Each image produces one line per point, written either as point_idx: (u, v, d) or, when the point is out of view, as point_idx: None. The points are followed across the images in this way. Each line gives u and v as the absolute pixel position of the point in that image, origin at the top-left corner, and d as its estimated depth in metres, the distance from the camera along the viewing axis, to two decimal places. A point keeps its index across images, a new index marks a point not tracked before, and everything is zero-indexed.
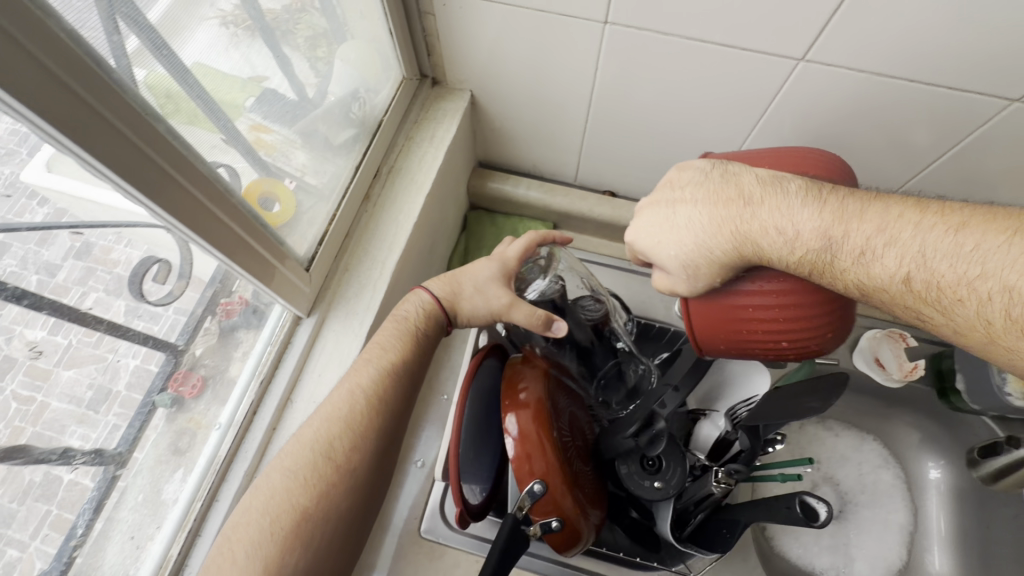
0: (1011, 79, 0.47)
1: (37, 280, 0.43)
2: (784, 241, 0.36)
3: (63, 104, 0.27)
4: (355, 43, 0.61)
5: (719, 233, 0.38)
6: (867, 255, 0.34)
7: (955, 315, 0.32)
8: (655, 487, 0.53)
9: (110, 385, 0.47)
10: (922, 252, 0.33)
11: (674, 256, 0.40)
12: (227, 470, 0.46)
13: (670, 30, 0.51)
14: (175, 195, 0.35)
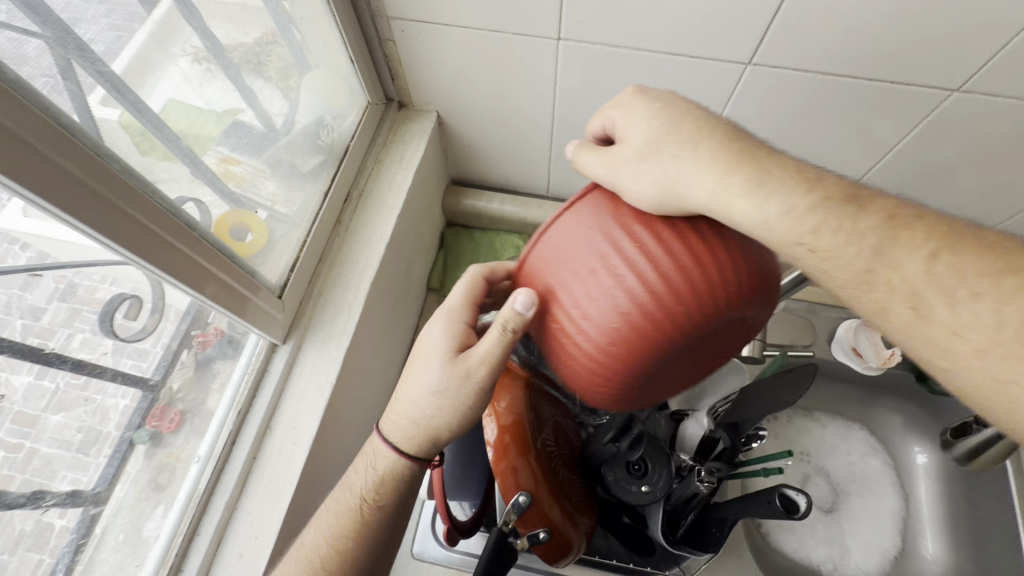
0: (948, 69, 0.49)
1: (22, 325, 0.40)
2: (786, 192, 0.32)
3: (11, 154, 0.27)
4: (319, 72, 0.62)
5: (719, 174, 0.32)
6: (892, 253, 0.30)
7: (966, 350, 0.28)
8: (643, 491, 0.53)
9: (100, 427, 0.46)
10: (970, 282, 0.28)
11: (619, 160, 0.35)
12: (207, 503, 0.46)
13: (620, 43, 0.53)
14: (138, 233, 0.36)
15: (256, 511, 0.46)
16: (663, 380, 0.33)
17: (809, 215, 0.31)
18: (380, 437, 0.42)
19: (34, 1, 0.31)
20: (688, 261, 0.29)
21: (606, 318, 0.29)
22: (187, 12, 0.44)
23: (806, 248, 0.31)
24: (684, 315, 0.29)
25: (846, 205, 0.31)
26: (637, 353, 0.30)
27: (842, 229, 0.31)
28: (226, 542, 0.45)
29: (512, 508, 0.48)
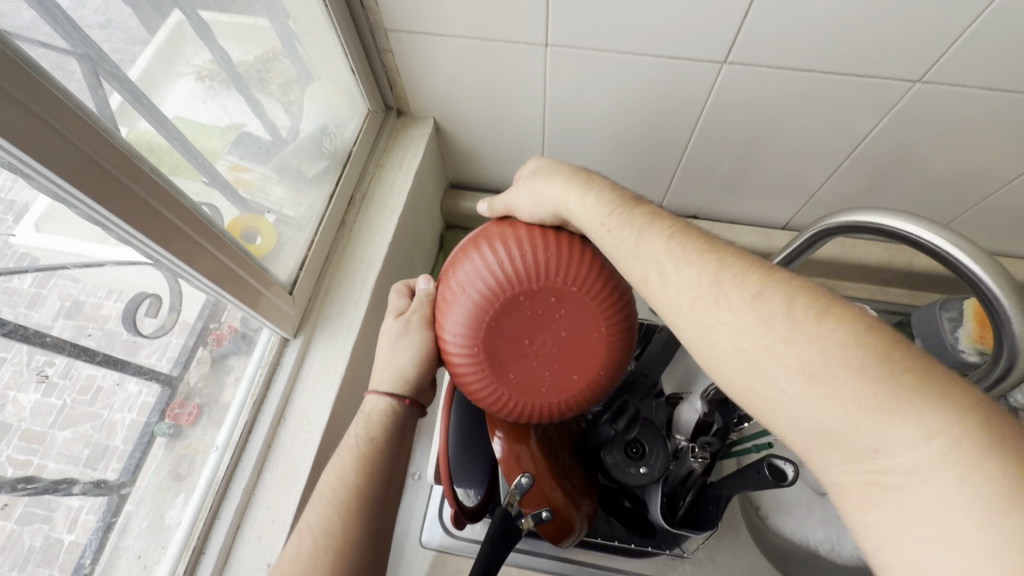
0: (910, 62, 0.53)
1: (28, 345, 0.40)
2: (633, 240, 0.39)
3: (56, 153, 0.31)
4: (322, 83, 0.65)
5: (560, 197, 0.43)
6: (671, 273, 0.37)
7: (741, 367, 0.32)
8: (641, 473, 0.56)
9: (107, 441, 0.47)
10: (753, 310, 0.32)
11: (512, 194, 0.46)
12: (226, 489, 0.48)
13: (604, 47, 0.57)
14: (153, 220, 0.38)
15: (274, 497, 0.49)
16: (526, 371, 0.39)
17: (634, 231, 0.39)
18: (375, 393, 0.47)
19: (62, 17, 0.34)
20: (526, 252, 0.38)
21: (461, 296, 0.39)
22: (199, 29, 0.47)
23: (622, 260, 0.39)
24: (517, 290, 0.38)
25: (711, 262, 0.36)
26: (484, 327, 0.38)
27: (655, 251, 0.38)
28: (246, 524, 0.48)
29: (516, 489, 0.50)
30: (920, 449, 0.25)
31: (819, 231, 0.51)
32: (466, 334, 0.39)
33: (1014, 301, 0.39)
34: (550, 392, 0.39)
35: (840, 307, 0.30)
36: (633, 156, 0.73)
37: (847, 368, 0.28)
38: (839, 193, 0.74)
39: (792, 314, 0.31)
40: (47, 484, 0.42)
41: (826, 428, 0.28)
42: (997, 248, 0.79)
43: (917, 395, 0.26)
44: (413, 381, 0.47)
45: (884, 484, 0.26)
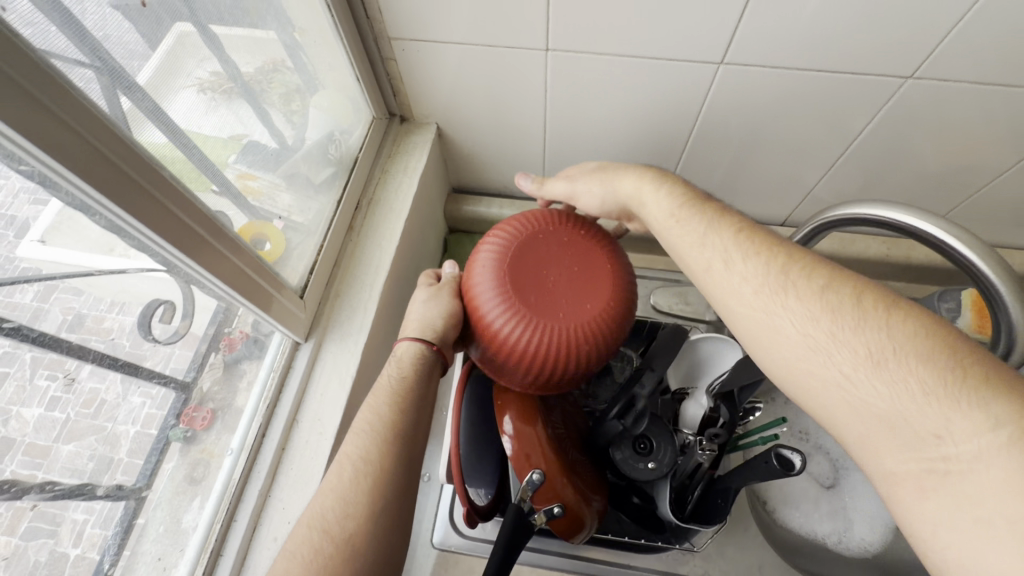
0: (901, 58, 0.55)
1: (31, 356, 0.40)
2: (706, 235, 0.44)
3: (83, 158, 0.32)
4: (327, 92, 0.67)
5: (631, 187, 0.52)
6: (736, 263, 0.41)
7: (800, 351, 0.36)
8: (649, 468, 0.57)
9: (112, 453, 0.47)
10: (818, 300, 0.36)
11: (574, 181, 0.58)
12: (242, 491, 0.49)
13: (603, 50, 0.58)
14: (160, 215, 0.38)
15: (289, 498, 0.50)
16: (549, 304, 0.46)
17: (696, 223, 0.45)
18: (405, 341, 0.55)
19: (80, 28, 0.35)
20: (536, 214, 0.50)
21: (489, 249, 0.48)
22: (208, 41, 0.48)
23: (684, 249, 0.45)
24: (533, 237, 0.48)
25: (780, 257, 0.40)
26: (511, 266, 0.47)
27: (721, 245, 0.43)
28: (263, 525, 0.49)
29: (528, 486, 0.51)
30: (982, 438, 0.27)
31: (817, 225, 0.52)
32: (494, 275, 0.47)
33: (1006, 278, 0.40)
34: (571, 320, 0.45)
35: (904, 304, 0.33)
36: (633, 157, 0.74)
37: (913, 358, 0.31)
38: (836, 189, 0.75)
39: (860, 306, 0.34)
40: (69, 488, 0.43)
41: (887, 413, 0.31)
42: (994, 241, 0.80)
43: (983, 387, 0.28)
44: (441, 333, 0.55)
45: (945, 470, 0.28)
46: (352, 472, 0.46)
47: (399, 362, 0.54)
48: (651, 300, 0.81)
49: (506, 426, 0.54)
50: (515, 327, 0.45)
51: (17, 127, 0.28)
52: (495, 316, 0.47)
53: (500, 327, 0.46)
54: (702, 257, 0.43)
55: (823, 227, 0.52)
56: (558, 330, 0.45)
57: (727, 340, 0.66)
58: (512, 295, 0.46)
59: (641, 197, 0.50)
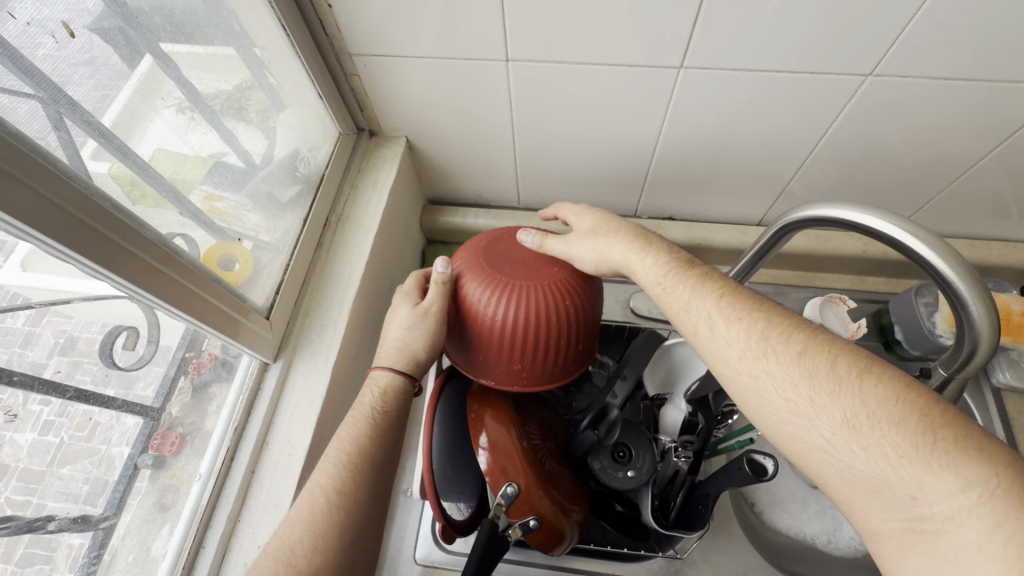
0: (858, 55, 0.54)
1: (23, 383, 0.40)
2: (690, 298, 0.44)
3: (14, 196, 0.31)
4: (294, 109, 0.66)
5: (621, 249, 0.52)
6: (719, 328, 0.41)
7: (784, 415, 0.35)
8: (629, 476, 0.56)
9: (106, 477, 0.48)
10: (795, 363, 0.36)
11: (571, 245, 0.54)
12: (210, 517, 0.50)
13: (562, 58, 0.58)
14: (112, 252, 0.38)
15: (258, 522, 0.51)
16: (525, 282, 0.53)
17: (684, 285, 0.45)
18: (380, 372, 0.54)
19: (29, 66, 0.35)
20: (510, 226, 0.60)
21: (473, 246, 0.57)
22: (166, 67, 0.48)
23: (675, 314, 0.45)
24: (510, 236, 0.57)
25: (760, 321, 0.40)
26: (491, 256, 0.55)
27: (705, 309, 0.43)
28: (231, 553, 0.50)
29: (501, 499, 0.50)
30: (957, 498, 0.27)
31: (783, 227, 0.52)
32: (473, 263, 0.54)
33: (960, 273, 0.41)
34: (544, 286, 0.52)
35: (879, 366, 0.34)
36: (603, 162, 0.74)
37: (887, 422, 0.31)
38: (811, 186, 0.75)
39: (837, 370, 0.34)
40: (30, 521, 0.42)
41: (867, 476, 0.31)
42: (971, 232, 0.80)
43: (955, 450, 0.28)
44: (421, 365, 0.55)
45: (923, 530, 0.28)
46: (325, 503, 0.46)
47: (378, 394, 0.53)
48: (630, 305, 0.81)
49: (481, 440, 0.53)
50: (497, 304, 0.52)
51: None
52: (479, 296, 0.53)
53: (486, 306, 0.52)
54: (687, 320, 0.44)
55: (790, 228, 0.52)
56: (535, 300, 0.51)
57: None
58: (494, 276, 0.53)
59: (633, 265, 0.50)
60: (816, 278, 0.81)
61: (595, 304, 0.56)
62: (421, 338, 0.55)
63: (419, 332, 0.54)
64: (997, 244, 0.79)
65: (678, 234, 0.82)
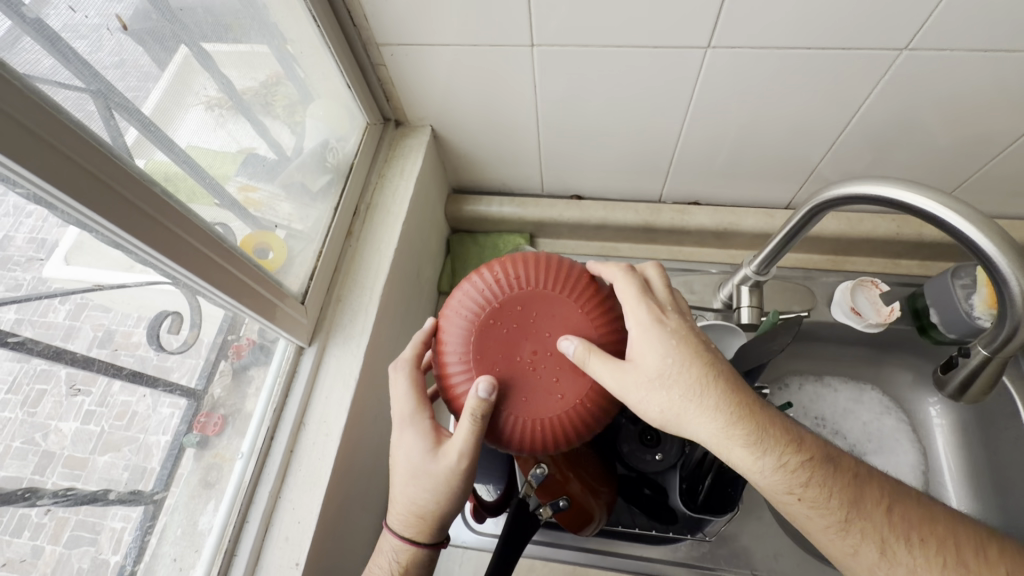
0: (893, 30, 0.53)
1: (66, 372, 0.42)
2: (785, 474, 0.40)
3: (75, 178, 0.34)
4: (322, 101, 0.68)
5: (706, 416, 0.41)
6: (818, 509, 0.40)
7: None
8: (657, 459, 0.58)
9: (145, 463, 0.49)
10: (879, 540, 0.39)
11: (634, 390, 0.40)
12: (253, 493, 0.52)
13: (588, 42, 0.58)
14: (159, 233, 0.40)
15: (297, 498, 0.53)
16: (519, 381, 0.41)
17: (768, 458, 0.40)
18: (391, 532, 0.48)
19: (68, 52, 0.37)
20: (517, 265, 0.43)
21: (459, 307, 0.42)
22: (201, 59, 0.51)
23: (773, 496, 0.41)
24: (512, 299, 0.42)
25: (866, 500, 0.40)
26: (479, 336, 0.41)
27: (808, 493, 0.40)
28: (273, 527, 0.52)
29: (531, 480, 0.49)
30: None
31: (812, 207, 0.52)
32: (490, 368, 0.41)
33: (999, 245, 0.41)
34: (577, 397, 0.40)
35: (985, 548, 0.38)
36: (628, 147, 0.73)
37: None
38: (841, 167, 0.73)
39: (952, 556, 0.38)
40: (87, 494, 0.44)
41: None
42: (1013, 211, 0.77)
43: None
44: (429, 519, 0.47)
45: None
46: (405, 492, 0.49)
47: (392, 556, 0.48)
48: None
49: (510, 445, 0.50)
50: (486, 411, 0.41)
51: (11, 153, 0.30)
52: (495, 407, 0.41)
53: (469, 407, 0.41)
54: (780, 498, 0.41)
55: (820, 208, 0.51)
56: (534, 410, 0.40)
57: (730, 327, 0.63)
58: (480, 371, 0.40)
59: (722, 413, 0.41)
60: (847, 261, 0.80)
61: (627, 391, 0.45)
62: (427, 491, 0.46)
63: (428, 485, 0.46)
64: None
65: (705, 219, 0.81)
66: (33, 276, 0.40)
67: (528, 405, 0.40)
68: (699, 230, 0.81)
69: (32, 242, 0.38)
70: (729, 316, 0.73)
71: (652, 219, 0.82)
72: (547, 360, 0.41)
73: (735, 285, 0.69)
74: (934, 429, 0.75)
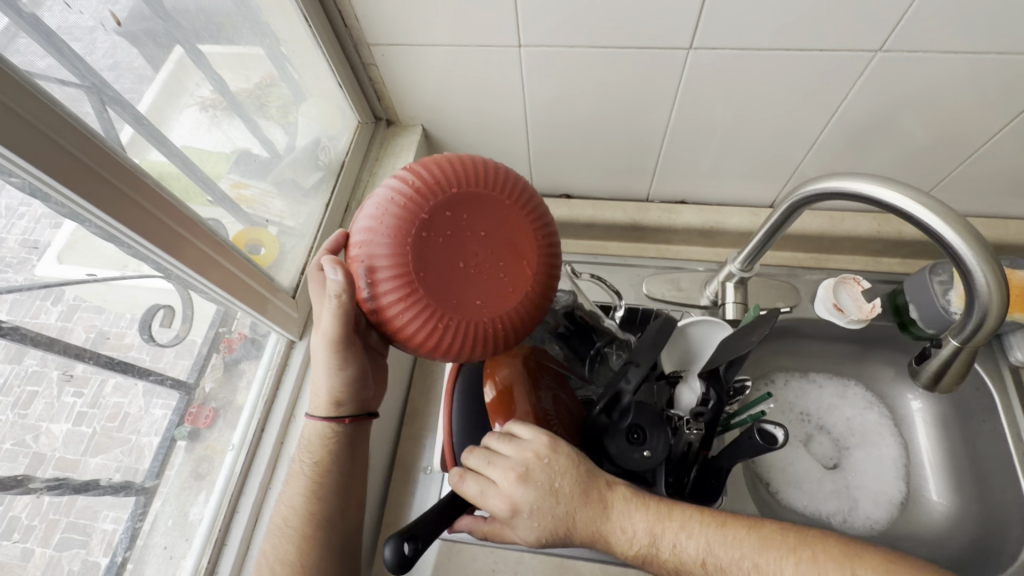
0: (868, 32, 0.55)
1: (58, 374, 0.44)
2: (628, 517, 0.44)
3: (80, 177, 0.35)
4: (315, 100, 0.69)
5: (566, 495, 0.44)
6: (663, 538, 0.43)
7: None
8: (644, 457, 0.51)
9: (136, 465, 0.50)
10: (719, 547, 0.42)
11: (513, 490, 0.44)
12: (244, 484, 0.53)
13: (573, 43, 0.59)
14: (161, 231, 0.42)
15: None
16: (466, 288, 0.39)
17: (622, 516, 0.44)
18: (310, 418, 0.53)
19: (63, 47, 0.38)
20: (434, 168, 0.40)
21: (377, 225, 0.39)
22: (194, 58, 0.52)
23: (634, 554, 0.45)
24: (438, 204, 0.39)
25: (708, 520, 0.44)
26: (406, 243, 0.38)
27: (656, 530, 0.44)
28: (262, 518, 0.53)
29: None
30: None
31: (790, 204, 0.53)
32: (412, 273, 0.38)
33: (964, 237, 0.43)
34: (501, 299, 0.40)
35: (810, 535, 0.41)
36: (614, 146, 0.75)
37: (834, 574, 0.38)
38: (823, 166, 0.74)
39: (782, 545, 0.41)
40: (80, 483, 0.46)
41: None
42: (990, 211, 0.79)
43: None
44: (346, 402, 0.53)
45: None
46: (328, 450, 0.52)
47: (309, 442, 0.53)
48: (643, 288, 0.79)
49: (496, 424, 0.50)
50: (439, 325, 0.38)
51: (16, 149, 0.31)
52: (417, 315, 0.38)
53: (418, 328, 0.39)
54: (638, 551, 0.44)
55: (798, 205, 0.53)
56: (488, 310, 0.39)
57: (717, 322, 0.64)
58: (406, 264, 0.38)
59: (607, 513, 0.44)
60: (830, 259, 0.81)
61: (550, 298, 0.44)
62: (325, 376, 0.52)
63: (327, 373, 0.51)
64: (1016, 223, 0.79)
65: (691, 218, 0.82)
66: (27, 276, 0.41)
67: (484, 307, 0.39)
68: (685, 228, 0.82)
69: (26, 245, 0.40)
70: (715, 313, 0.74)
71: (640, 217, 0.83)
72: (477, 265, 0.39)
73: (720, 282, 0.71)
74: (916, 422, 0.76)
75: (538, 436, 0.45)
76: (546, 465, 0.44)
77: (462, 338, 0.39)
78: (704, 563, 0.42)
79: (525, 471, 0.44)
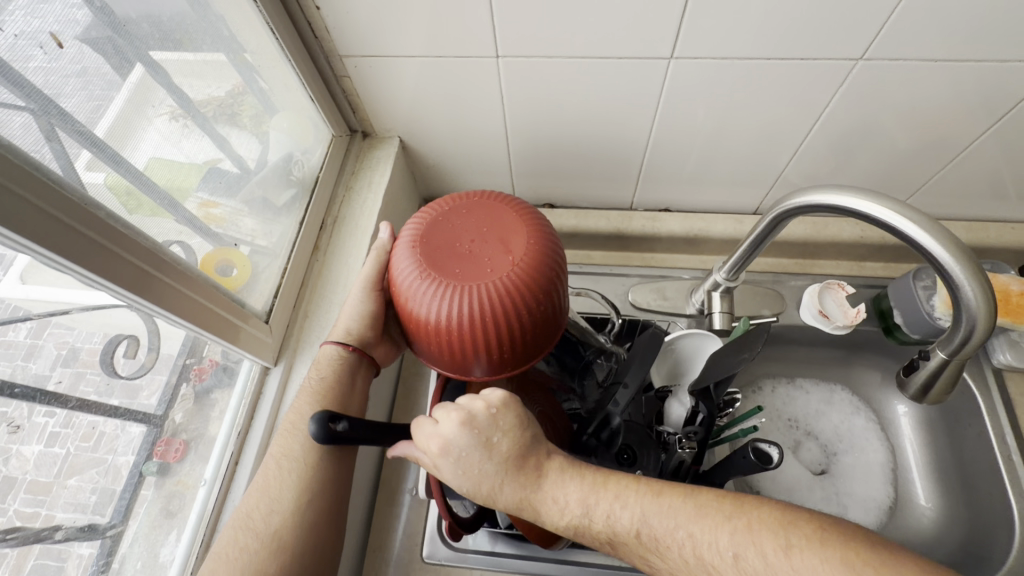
0: (850, 41, 0.54)
1: (25, 400, 0.41)
2: (563, 486, 0.42)
3: (25, 217, 0.32)
4: (285, 113, 0.67)
5: (502, 453, 0.42)
6: (597, 507, 0.41)
7: (687, 556, 0.38)
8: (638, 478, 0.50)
9: (112, 486, 0.49)
10: (652, 513, 0.40)
11: (447, 433, 0.42)
12: (216, 522, 0.51)
13: (552, 53, 0.58)
14: (118, 265, 0.39)
15: None
16: (449, 262, 0.41)
17: (556, 486, 0.42)
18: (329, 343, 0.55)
19: (20, 79, 0.36)
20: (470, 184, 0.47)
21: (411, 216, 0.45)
22: (155, 73, 0.49)
23: (560, 523, 0.42)
24: (457, 203, 0.44)
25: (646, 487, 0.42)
26: (420, 225, 0.43)
27: (589, 497, 0.42)
28: None
29: None
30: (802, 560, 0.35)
31: (776, 216, 0.52)
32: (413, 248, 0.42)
33: (951, 250, 0.43)
34: (479, 284, 0.39)
35: (749, 503, 0.39)
36: (595, 156, 0.74)
37: (769, 542, 0.36)
38: (806, 172, 0.74)
39: (716, 511, 0.39)
40: (36, 532, 0.43)
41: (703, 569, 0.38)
42: (967, 215, 0.79)
43: (811, 545, 0.35)
44: (357, 334, 0.55)
45: None
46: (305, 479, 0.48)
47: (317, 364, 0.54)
48: (628, 297, 0.77)
49: None
50: (417, 286, 0.41)
51: None
52: (409, 285, 0.41)
53: (403, 284, 0.42)
54: (567, 524, 0.42)
55: (782, 218, 0.52)
56: (461, 283, 0.39)
57: (705, 334, 0.63)
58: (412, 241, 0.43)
59: (540, 482, 0.43)
60: (814, 265, 0.81)
61: (547, 306, 0.42)
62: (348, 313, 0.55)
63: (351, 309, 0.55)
64: (993, 226, 0.79)
65: (675, 226, 0.81)
66: None
67: (457, 279, 0.40)
68: (670, 236, 0.81)
69: None
70: (702, 322, 0.73)
71: (623, 226, 0.82)
72: (467, 250, 0.41)
73: (706, 292, 0.71)
74: (902, 427, 0.77)
75: (498, 392, 0.44)
76: (494, 418, 0.43)
77: (432, 308, 0.40)
78: (637, 534, 0.40)
79: (471, 417, 0.42)
